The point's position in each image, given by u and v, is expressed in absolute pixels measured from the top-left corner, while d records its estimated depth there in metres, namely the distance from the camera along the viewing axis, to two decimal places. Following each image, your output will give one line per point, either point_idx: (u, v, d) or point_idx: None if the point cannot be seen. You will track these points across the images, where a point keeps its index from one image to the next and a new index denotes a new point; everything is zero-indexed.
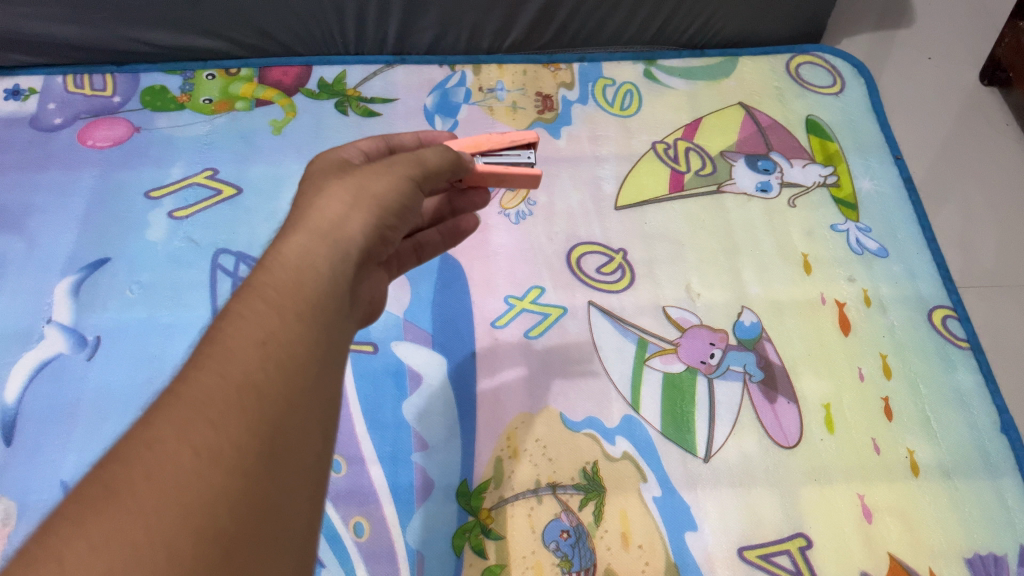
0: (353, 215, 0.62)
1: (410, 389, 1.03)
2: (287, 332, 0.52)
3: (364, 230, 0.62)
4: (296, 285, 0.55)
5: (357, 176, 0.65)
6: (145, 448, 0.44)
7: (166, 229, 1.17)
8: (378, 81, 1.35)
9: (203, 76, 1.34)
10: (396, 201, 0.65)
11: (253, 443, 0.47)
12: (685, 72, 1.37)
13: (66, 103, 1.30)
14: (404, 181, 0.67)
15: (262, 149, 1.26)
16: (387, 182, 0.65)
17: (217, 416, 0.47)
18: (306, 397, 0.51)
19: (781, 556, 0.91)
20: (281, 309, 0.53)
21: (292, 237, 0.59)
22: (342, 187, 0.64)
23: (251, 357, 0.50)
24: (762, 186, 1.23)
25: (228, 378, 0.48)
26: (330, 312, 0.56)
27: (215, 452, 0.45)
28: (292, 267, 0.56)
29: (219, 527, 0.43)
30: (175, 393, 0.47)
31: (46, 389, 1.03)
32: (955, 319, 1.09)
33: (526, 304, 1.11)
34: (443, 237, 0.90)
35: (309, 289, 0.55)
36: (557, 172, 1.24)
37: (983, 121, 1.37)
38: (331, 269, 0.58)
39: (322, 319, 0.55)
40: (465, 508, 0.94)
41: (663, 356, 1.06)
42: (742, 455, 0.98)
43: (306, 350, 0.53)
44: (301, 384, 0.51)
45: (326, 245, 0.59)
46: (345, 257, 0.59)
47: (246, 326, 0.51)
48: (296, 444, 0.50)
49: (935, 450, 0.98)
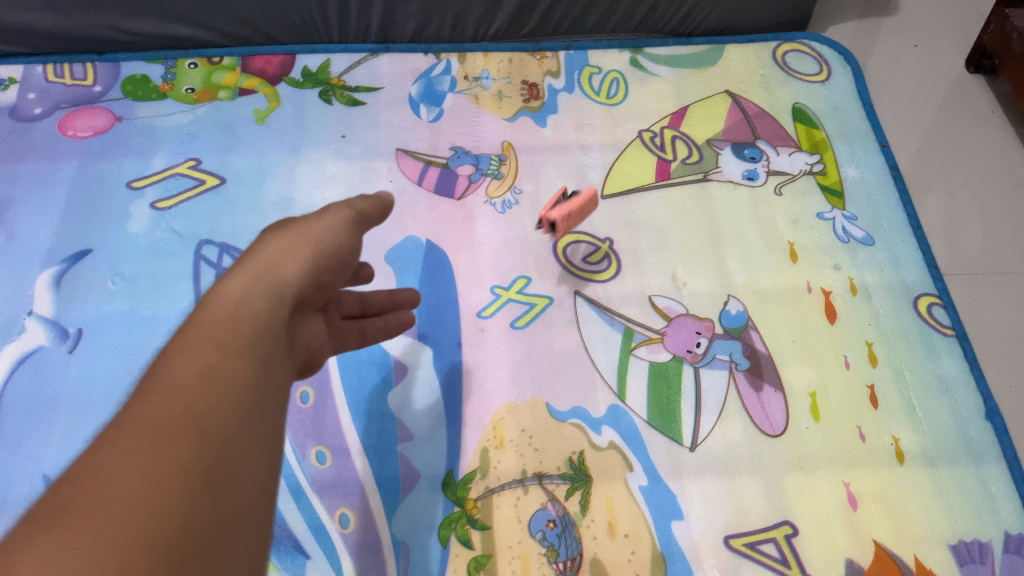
0: (289, 258, 0.63)
1: (395, 380, 1.02)
2: (226, 365, 0.54)
3: (299, 272, 0.63)
4: (234, 322, 0.57)
5: (294, 226, 0.67)
6: (91, 477, 0.46)
7: (148, 220, 1.16)
8: (362, 70, 1.34)
9: (185, 64, 1.33)
10: (332, 244, 0.67)
11: (195, 474, 0.48)
12: (671, 60, 1.36)
13: (46, 92, 1.29)
14: (341, 227, 0.69)
15: (245, 138, 1.25)
16: (322, 229, 0.67)
17: (158, 449, 0.48)
18: (247, 426, 0.52)
19: (767, 544, 0.91)
20: (221, 343, 0.55)
21: (230, 278, 0.60)
22: (279, 235, 0.65)
23: (191, 390, 0.51)
24: (748, 174, 1.22)
25: (169, 413, 0.50)
26: (268, 347, 0.57)
27: (155, 484, 0.47)
28: (229, 305, 0.58)
29: (161, 558, 0.45)
30: (116, 430, 0.49)
31: (27, 382, 1.02)
32: (940, 307, 1.09)
33: (512, 294, 1.10)
34: (392, 301, 0.90)
35: (247, 325, 0.57)
36: (543, 161, 1.23)
37: (968, 108, 1.37)
38: (270, 307, 0.59)
39: (261, 353, 0.56)
40: (451, 498, 0.94)
41: (649, 346, 1.06)
42: (727, 444, 0.98)
43: (247, 381, 0.54)
44: (244, 410, 0.53)
45: (264, 285, 0.60)
46: (282, 294, 0.61)
47: (187, 360, 0.53)
48: (239, 471, 0.51)
49: (919, 437, 0.98)
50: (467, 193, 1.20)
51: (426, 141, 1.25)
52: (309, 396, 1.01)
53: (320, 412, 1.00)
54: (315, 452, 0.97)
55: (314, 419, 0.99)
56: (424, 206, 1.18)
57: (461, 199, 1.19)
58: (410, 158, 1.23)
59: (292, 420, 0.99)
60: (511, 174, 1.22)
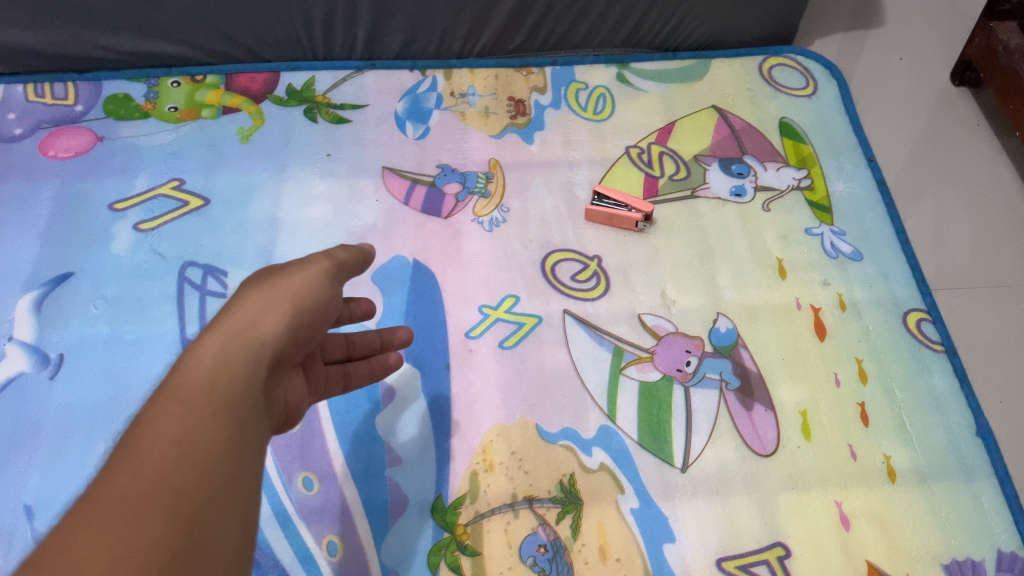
0: (269, 314, 0.65)
1: (383, 403, 1.01)
2: (200, 431, 0.56)
3: (277, 329, 0.65)
4: (210, 385, 0.59)
5: (272, 277, 0.69)
6: (63, 550, 0.48)
7: (131, 242, 1.15)
8: (347, 87, 1.33)
9: (168, 83, 1.32)
10: (311, 296, 0.69)
11: (168, 542, 0.50)
12: (657, 75, 1.36)
13: (27, 112, 1.27)
14: (317, 279, 0.70)
15: (229, 157, 1.24)
16: (300, 281, 0.69)
17: (133, 518, 0.50)
18: (220, 494, 0.55)
19: (760, 566, 0.90)
20: (197, 408, 0.57)
21: (208, 338, 0.62)
22: (258, 287, 0.67)
23: (165, 458, 0.54)
24: (736, 190, 1.22)
25: (143, 480, 0.52)
26: (243, 412, 0.60)
27: (128, 552, 0.49)
28: (206, 369, 0.60)
29: None
30: (91, 498, 0.51)
31: (8, 409, 1.00)
32: (929, 322, 1.09)
33: (501, 313, 1.09)
34: (380, 344, 0.88)
35: (223, 388, 0.59)
36: (530, 178, 1.23)
37: (954, 121, 1.37)
38: (246, 367, 0.62)
39: (237, 416, 0.59)
40: (441, 524, 0.93)
41: (639, 365, 1.05)
42: (719, 464, 0.97)
43: (222, 447, 0.57)
44: (215, 478, 0.55)
45: (241, 344, 0.62)
46: (260, 354, 0.63)
47: (163, 427, 0.55)
48: (211, 539, 0.53)
49: (911, 455, 0.98)
50: (454, 212, 1.19)
51: (412, 158, 1.25)
52: None
53: (307, 437, 0.98)
54: (302, 479, 0.95)
55: (301, 444, 0.98)
56: (411, 225, 1.17)
57: (448, 217, 1.18)
58: (396, 176, 1.22)
59: (279, 445, 0.98)
60: (498, 192, 1.21)
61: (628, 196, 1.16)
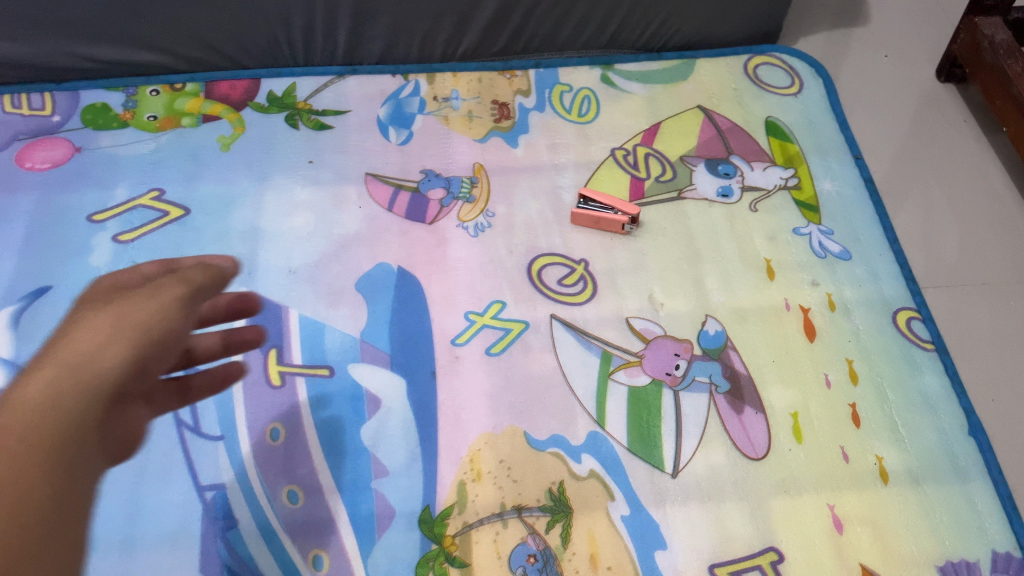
0: (109, 346, 0.58)
1: (368, 414, 1.00)
2: (22, 465, 0.49)
3: (120, 362, 0.58)
4: (41, 415, 0.51)
5: (119, 307, 0.62)
6: None
7: (110, 254, 1.13)
8: (329, 93, 1.31)
9: (147, 91, 1.30)
10: (149, 329, 0.62)
11: None
12: (642, 76, 1.35)
13: (4, 123, 1.25)
14: (162, 309, 0.63)
15: (210, 166, 1.22)
16: (151, 311, 0.62)
17: None
18: (46, 542, 0.48)
19: (752, 572, 0.89)
20: (18, 437, 0.49)
21: (35, 372, 0.54)
22: (101, 317, 0.60)
23: None
24: (723, 191, 1.21)
25: None
26: (72, 452, 0.52)
27: None
28: (36, 399, 0.52)
29: None
30: None
31: None
32: (919, 321, 1.08)
33: (487, 320, 1.08)
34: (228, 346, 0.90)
35: (54, 420, 0.52)
36: (515, 182, 1.21)
37: (940, 118, 1.36)
38: (83, 402, 0.54)
39: (65, 455, 0.51)
40: (428, 535, 0.91)
41: (628, 369, 1.04)
42: (710, 469, 0.96)
43: (45, 487, 0.49)
44: (36, 523, 0.48)
45: (76, 375, 0.55)
46: (99, 389, 0.56)
47: None
48: None
49: (903, 456, 0.97)
50: (439, 217, 1.17)
51: (396, 164, 1.23)
52: (279, 433, 0.98)
53: (291, 450, 0.97)
54: (287, 492, 0.94)
55: (285, 457, 0.97)
56: (395, 232, 1.16)
57: (433, 223, 1.17)
58: (380, 182, 1.21)
59: (262, 458, 0.97)
60: (483, 196, 1.20)
61: (614, 199, 1.15)
